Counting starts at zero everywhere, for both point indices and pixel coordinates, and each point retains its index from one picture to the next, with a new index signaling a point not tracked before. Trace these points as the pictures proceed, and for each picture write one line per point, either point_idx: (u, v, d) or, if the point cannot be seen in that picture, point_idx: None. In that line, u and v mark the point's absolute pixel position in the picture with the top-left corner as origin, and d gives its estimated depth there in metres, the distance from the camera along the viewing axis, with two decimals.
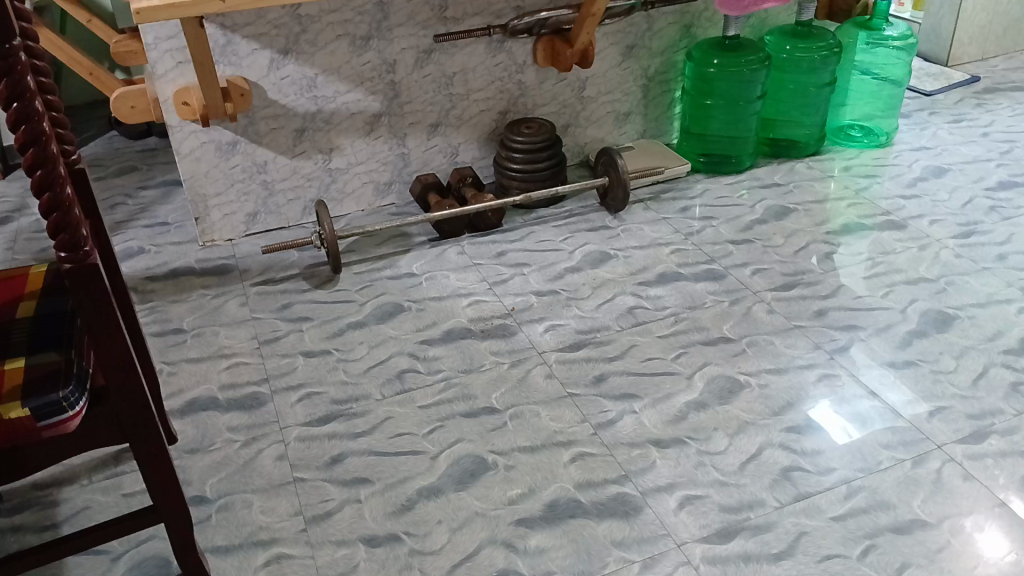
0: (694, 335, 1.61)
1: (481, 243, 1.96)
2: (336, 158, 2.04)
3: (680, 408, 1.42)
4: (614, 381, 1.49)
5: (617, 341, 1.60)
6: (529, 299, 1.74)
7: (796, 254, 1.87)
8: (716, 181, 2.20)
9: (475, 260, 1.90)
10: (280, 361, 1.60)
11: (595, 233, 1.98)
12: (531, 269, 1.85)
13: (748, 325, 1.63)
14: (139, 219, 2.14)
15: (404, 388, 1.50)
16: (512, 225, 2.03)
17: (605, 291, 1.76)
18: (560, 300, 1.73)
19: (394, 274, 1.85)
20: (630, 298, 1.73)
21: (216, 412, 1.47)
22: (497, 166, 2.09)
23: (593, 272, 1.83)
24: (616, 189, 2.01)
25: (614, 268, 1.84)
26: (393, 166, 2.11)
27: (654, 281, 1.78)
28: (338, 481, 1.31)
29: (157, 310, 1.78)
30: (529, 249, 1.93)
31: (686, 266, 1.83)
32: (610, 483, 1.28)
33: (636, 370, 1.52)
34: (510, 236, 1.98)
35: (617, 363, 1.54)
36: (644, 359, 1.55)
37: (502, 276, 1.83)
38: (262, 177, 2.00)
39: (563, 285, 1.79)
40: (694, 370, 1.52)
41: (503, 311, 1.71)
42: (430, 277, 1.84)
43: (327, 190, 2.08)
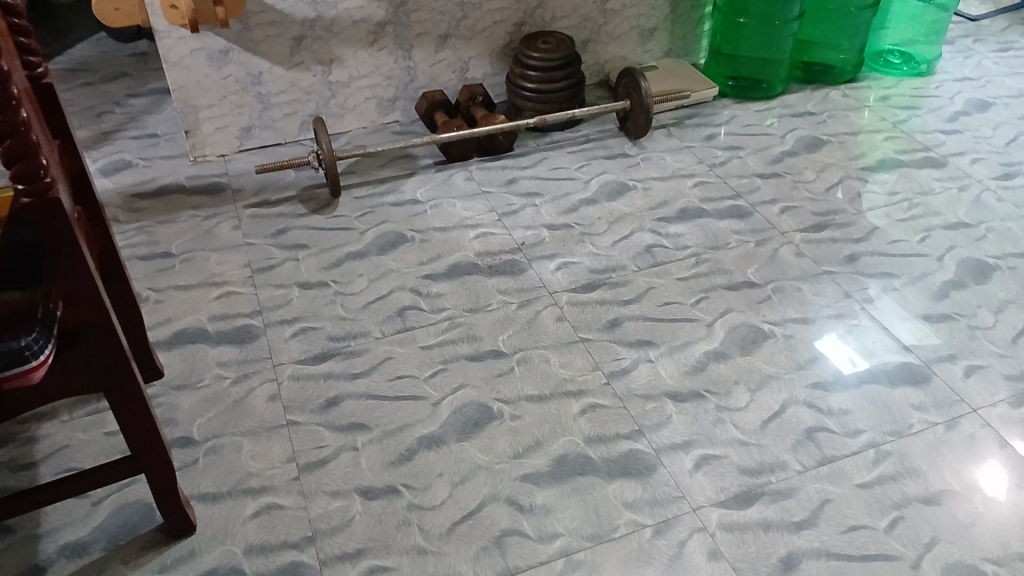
0: (716, 278, 1.51)
1: (491, 168, 1.85)
2: (337, 70, 1.91)
3: (699, 358, 1.34)
4: (629, 326, 1.40)
5: (634, 282, 1.50)
6: (540, 232, 1.64)
7: (828, 191, 1.74)
8: (743, 107, 2.05)
9: (484, 188, 1.78)
10: (273, 291, 1.50)
11: (612, 161, 1.85)
12: (544, 199, 1.74)
13: (774, 269, 1.53)
14: (128, 130, 2.02)
15: (405, 326, 1.42)
16: (524, 150, 1.91)
17: (622, 227, 1.64)
18: (573, 236, 1.63)
19: (397, 201, 1.74)
20: (648, 235, 1.62)
21: (205, 345, 1.39)
22: (511, 84, 1.96)
23: (609, 205, 1.71)
24: (638, 113, 1.87)
25: (633, 200, 1.72)
26: (398, 80, 1.98)
27: (675, 217, 1.67)
28: (333, 426, 1.23)
29: (144, 231, 1.67)
30: (542, 178, 1.81)
31: (710, 201, 1.71)
32: (622, 439, 1.20)
33: (653, 314, 1.42)
34: (522, 163, 1.86)
35: (632, 307, 1.44)
36: (661, 304, 1.45)
37: (512, 206, 1.72)
38: (257, 90, 1.86)
39: (577, 218, 1.68)
40: (717, 315, 1.42)
41: (512, 245, 1.60)
42: (436, 205, 1.73)
43: (328, 105, 1.95)
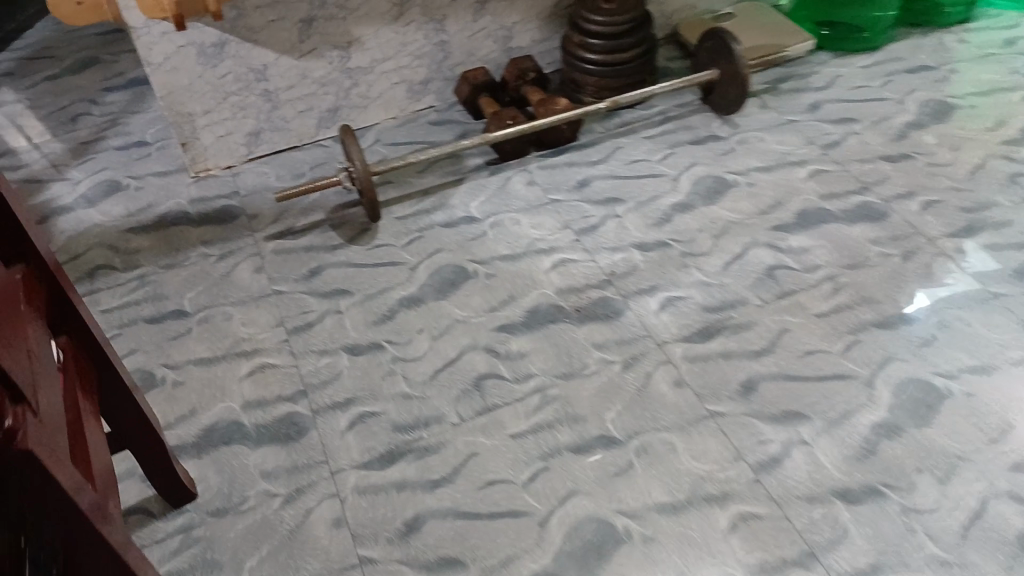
0: (861, 313, 1.22)
1: (555, 167, 1.53)
2: (356, 54, 1.56)
3: (866, 436, 1.06)
4: (767, 391, 1.13)
5: (762, 323, 1.22)
6: (631, 255, 1.34)
7: (971, 175, 1.43)
8: (847, 62, 1.70)
9: (551, 195, 1.47)
10: (316, 361, 1.22)
11: (702, 146, 1.53)
12: (628, 206, 1.43)
13: (931, 294, 1.23)
14: (111, 139, 1.69)
15: (486, 406, 1.14)
16: (591, 138, 1.58)
17: (730, 242, 1.34)
18: (672, 259, 1.33)
19: (448, 220, 1.44)
20: (766, 253, 1.32)
21: (243, 448, 1.11)
22: (567, 55, 1.61)
23: (710, 210, 1.40)
24: (730, 83, 1.53)
25: (737, 202, 1.41)
26: (430, 59, 1.64)
27: (794, 224, 1.36)
28: (420, 564, 0.97)
29: (147, 281, 1.37)
30: (620, 176, 1.49)
31: (832, 198, 1.40)
32: (791, 566, 0.94)
33: (792, 370, 1.15)
34: (591, 157, 1.54)
35: (763, 362, 1.16)
36: (802, 355, 1.17)
37: (590, 220, 1.42)
38: (262, 86, 1.53)
39: (673, 233, 1.37)
40: (878, 366, 1.14)
41: (600, 277, 1.31)
42: (496, 223, 1.43)
43: (348, 96, 1.62)
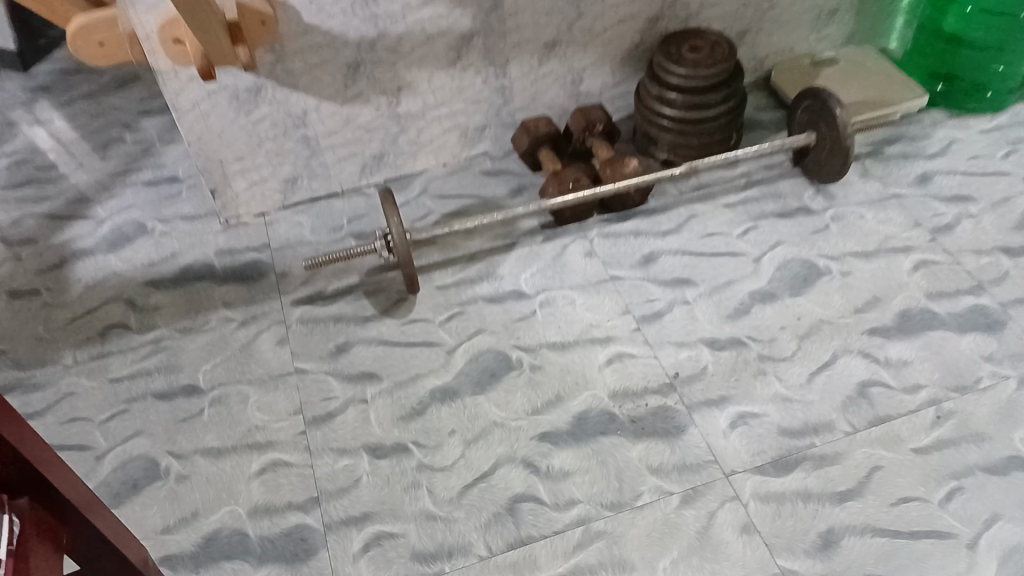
0: (968, 452, 1.03)
1: (618, 236, 1.36)
2: (407, 99, 1.42)
3: None
4: (851, 549, 0.96)
5: (851, 456, 1.04)
6: (700, 353, 1.17)
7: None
8: (964, 125, 1.48)
9: (610, 270, 1.30)
10: (333, 463, 1.08)
11: (787, 222, 1.35)
12: (699, 289, 1.26)
13: None
14: (144, 172, 1.59)
15: (518, 537, 0.99)
16: (662, 203, 1.40)
17: (817, 347, 1.16)
18: (746, 363, 1.15)
19: (493, 294, 1.29)
20: (861, 363, 1.14)
21: (244, 566, 0.99)
22: (642, 106, 1.44)
23: (793, 304, 1.22)
24: (830, 152, 1.32)
25: (828, 297, 1.23)
26: (489, 104, 1.48)
27: (894, 329, 1.17)
28: None
29: (162, 347, 1.26)
30: (693, 252, 1.32)
31: (939, 298, 1.21)
32: None
33: (883, 524, 0.97)
34: (660, 226, 1.36)
35: (847, 510, 0.99)
36: (895, 503, 0.99)
37: (654, 305, 1.24)
38: (301, 133, 1.40)
39: (749, 329, 1.20)
40: (984, 525, 0.96)
41: (661, 380, 1.14)
42: (547, 301, 1.27)
43: (396, 143, 1.48)
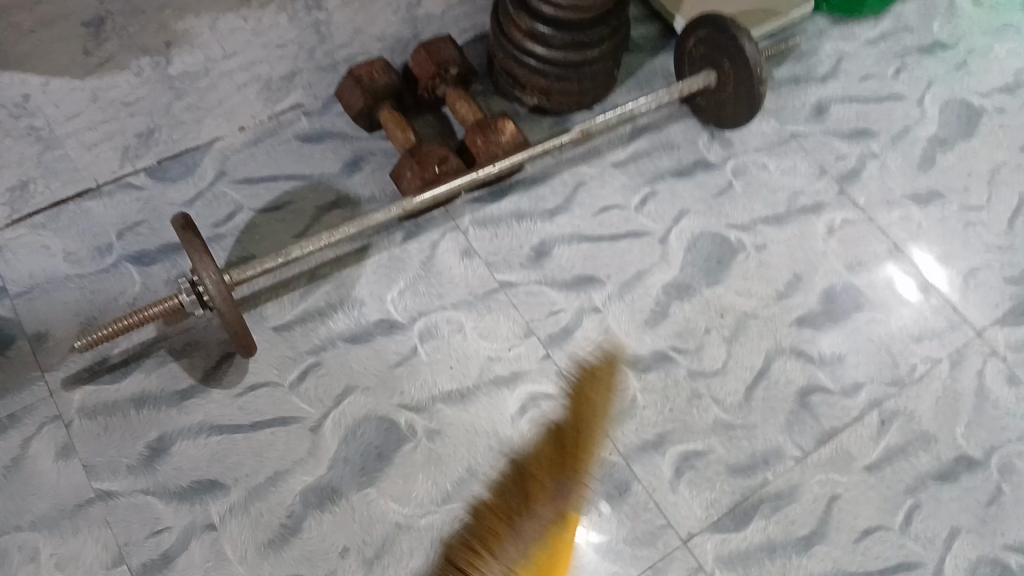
0: (918, 461, 0.96)
1: (497, 222, 1.08)
2: (183, 56, 0.98)
3: None
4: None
5: (807, 489, 0.93)
6: (626, 381, 0.98)
7: (1010, 225, 1.16)
8: (850, 34, 1.33)
9: (498, 274, 1.04)
10: None
11: (687, 183, 1.15)
12: (607, 290, 1.05)
13: (992, 423, 0.99)
14: None
15: None
16: (540, 169, 1.14)
17: (748, 350, 1.02)
18: (678, 385, 0.98)
19: (355, 329, 0.99)
20: (796, 365, 1.01)
21: None
22: (503, 41, 1.12)
23: (713, 294, 1.05)
24: (733, 98, 1.11)
25: (749, 282, 1.07)
26: (300, 46, 1.08)
27: (822, 317, 1.05)
28: None
29: None
30: (590, 237, 1.09)
31: (859, 269, 1.10)
32: None
33: (853, 568, 0.89)
34: (546, 203, 1.11)
35: (814, 557, 0.90)
36: (860, 537, 0.91)
37: (560, 318, 1.02)
38: (25, 124, 0.93)
39: (672, 336, 1.02)
40: (945, 546, 0.91)
41: (589, 426, 0.95)
42: (428, 330, 1.00)
43: (173, 113, 1.05)
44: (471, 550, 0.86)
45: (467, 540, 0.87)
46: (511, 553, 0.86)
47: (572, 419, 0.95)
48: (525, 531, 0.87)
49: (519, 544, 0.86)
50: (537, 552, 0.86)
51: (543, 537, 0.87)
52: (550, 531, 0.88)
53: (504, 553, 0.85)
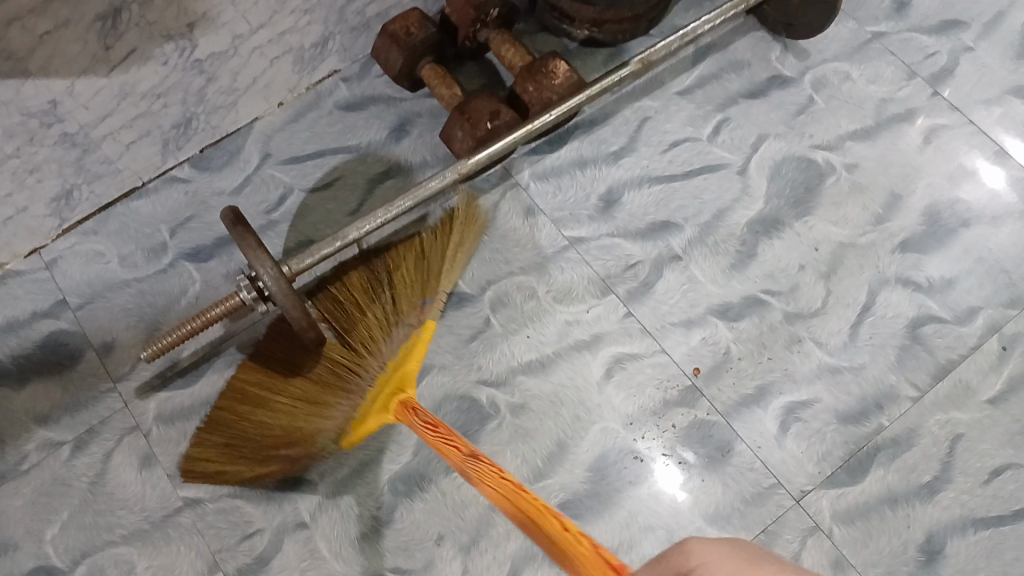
0: None
1: (560, 173, 1.00)
2: (209, 35, 0.90)
3: None
4: (957, 556, 0.83)
5: (926, 432, 0.87)
6: (717, 332, 0.91)
7: None
8: None
9: (568, 231, 0.97)
10: None
11: (764, 103, 1.03)
12: (686, 235, 0.96)
13: None
14: None
15: None
16: (600, 107, 1.03)
17: (849, 284, 0.93)
18: (775, 332, 0.91)
19: None
20: (902, 296, 0.93)
21: None
22: None
23: (806, 225, 0.96)
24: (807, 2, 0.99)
25: (842, 209, 0.97)
26: (328, 8, 0.99)
27: (927, 240, 0.96)
28: None
29: None
30: (662, 178, 1.00)
31: (965, 180, 0.99)
32: None
33: (983, 513, 0.85)
34: (610, 144, 1.02)
35: (938, 504, 0.85)
36: (986, 475, 0.86)
37: (637, 271, 0.95)
38: (57, 132, 0.88)
39: (764, 278, 0.93)
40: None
41: (681, 384, 0.89)
42: (499, 299, 0.94)
43: (205, 98, 0.98)
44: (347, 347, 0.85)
45: (303, 371, 0.85)
46: (397, 339, 0.86)
47: (437, 252, 0.91)
48: (394, 337, 0.86)
49: (380, 361, 0.85)
50: (366, 404, 0.85)
51: (407, 342, 0.86)
52: (411, 336, 0.87)
53: (381, 349, 0.85)
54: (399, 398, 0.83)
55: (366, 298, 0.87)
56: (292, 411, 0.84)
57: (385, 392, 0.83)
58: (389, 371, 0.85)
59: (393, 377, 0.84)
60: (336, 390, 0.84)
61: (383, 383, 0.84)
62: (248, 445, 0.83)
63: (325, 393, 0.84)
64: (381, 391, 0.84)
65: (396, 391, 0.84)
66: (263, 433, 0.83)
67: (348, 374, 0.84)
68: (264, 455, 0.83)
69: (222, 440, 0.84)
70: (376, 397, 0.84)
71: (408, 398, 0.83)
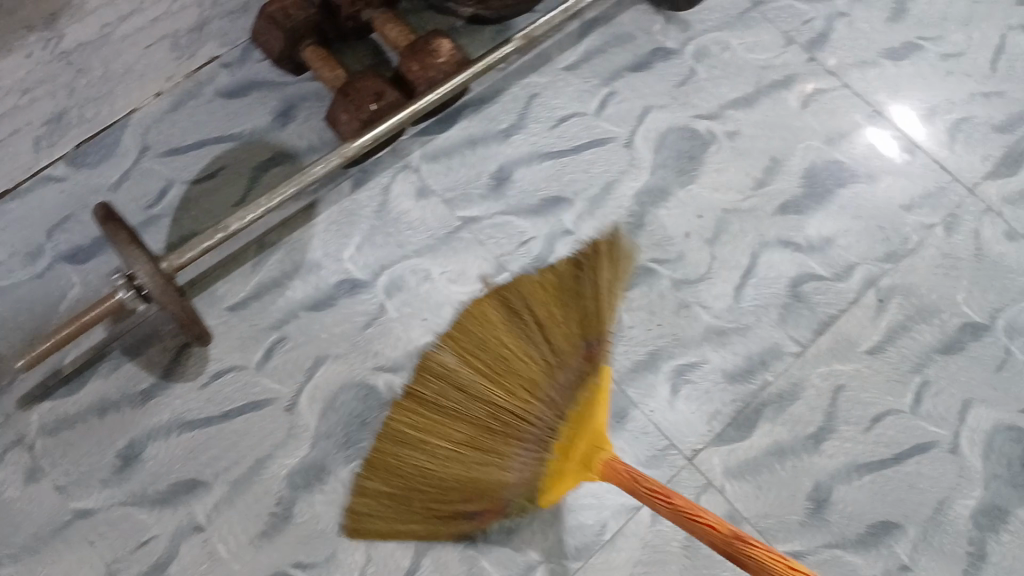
0: (922, 335, 0.94)
1: (450, 152, 0.99)
2: None
3: (971, 534, 0.87)
4: (842, 501, 0.87)
5: (808, 385, 0.92)
6: None
7: (994, 65, 1.08)
8: None
9: (461, 211, 0.97)
10: None
11: (649, 74, 1.05)
12: (576, 209, 0.98)
13: (991, 282, 0.97)
14: None
15: None
16: (488, 85, 1.03)
17: (732, 249, 0.97)
18: (663, 299, 0.94)
19: (317, 296, 0.92)
20: (784, 258, 0.96)
21: None
22: None
23: (691, 193, 0.99)
24: None
25: (726, 175, 1.00)
26: None
27: (808, 201, 0.99)
28: None
29: None
30: (551, 153, 1.00)
31: (843, 140, 1.03)
32: None
33: (867, 459, 0.89)
34: (499, 122, 1.01)
35: (823, 454, 0.89)
36: (870, 423, 0.90)
37: (531, 248, 0.96)
38: None
39: (652, 247, 0.96)
40: (958, 419, 0.91)
41: None
42: (394, 283, 0.93)
43: None
44: (512, 395, 0.77)
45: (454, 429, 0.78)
46: (567, 382, 0.77)
47: (596, 287, 0.83)
48: (561, 381, 0.77)
49: (553, 410, 0.76)
50: (550, 457, 0.76)
51: (582, 390, 0.77)
52: (588, 383, 0.77)
53: (550, 396, 0.76)
54: (598, 459, 0.75)
55: (522, 342, 0.79)
56: (487, 464, 0.77)
57: (574, 460, 0.76)
58: (571, 423, 0.76)
59: (583, 433, 0.76)
60: (510, 442, 0.77)
61: (570, 434, 0.76)
62: (415, 499, 0.79)
63: (506, 445, 0.77)
64: (575, 443, 0.76)
65: (593, 450, 0.76)
66: (444, 489, 0.78)
67: (519, 424, 0.77)
68: (436, 510, 0.79)
69: (383, 490, 0.81)
70: (555, 461, 0.76)
71: (607, 460, 0.75)
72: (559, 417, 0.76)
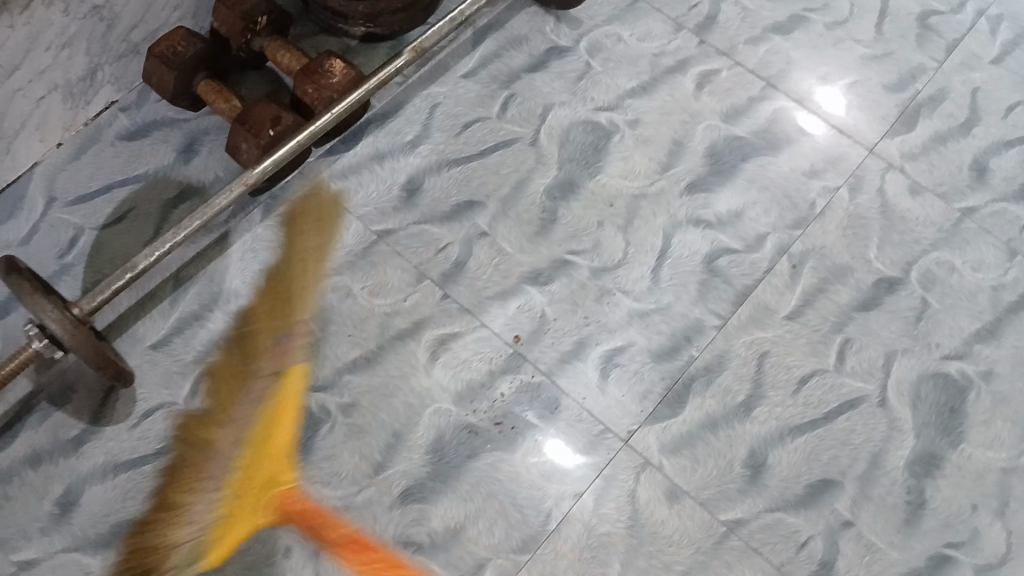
0: (838, 295, 0.97)
1: (360, 169, 1.01)
2: None
3: (907, 481, 0.89)
4: (780, 464, 0.89)
5: (734, 355, 0.93)
6: (531, 299, 0.95)
7: (876, 31, 1.12)
8: None
9: (376, 224, 0.98)
10: None
11: (548, 74, 1.07)
12: (490, 210, 0.99)
13: (897, 237, 1.00)
14: None
15: None
16: (390, 100, 1.05)
17: (645, 232, 0.99)
18: (584, 288, 0.95)
19: (241, 325, 0.92)
20: (697, 236, 0.99)
21: None
22: None
23: (600, 184, 1.01)
24: None
25: (632, 162, 1.03)
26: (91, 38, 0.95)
27: (714, 178, 1.02)
28: None
29: None
30: (460, 159, 1.02)
31: (741, 117, 1.06)
32: None
33: (799, 421, 0.91)
34: (406, 134, 1.03)
35: (756, 420, 0.91)
36: (798, 385, 0.92)
37: (449, 253, 0.97)
38: None
39: (567, 240, 0.98)
40: (882, 372, 0.93)
41: (503, 353, 0.92)
42: (316, 304, 0.93)
43: None
44: (206, 424, 0.87)
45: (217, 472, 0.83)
46: (256, 393, 0.88)
47: (296, 251, 0.96)
48: (252, 393, 0.88)
49: (238, 431, 0.87)
50: (225, 496, 0.84)
51: (267, 399, 0.88)
52: (273, 393, 0.88)
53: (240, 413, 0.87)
54: (271, 492, 0.85)
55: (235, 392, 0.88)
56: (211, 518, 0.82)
57: (250, 496, 0.84)
58: (255, 439, 0.86)
59: (266, 449, 0.86)
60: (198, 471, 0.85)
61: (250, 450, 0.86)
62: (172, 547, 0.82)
63: (192, 476, 0.84)
64: (260, 466, 0.85)
65: (273, 474, 0.85)
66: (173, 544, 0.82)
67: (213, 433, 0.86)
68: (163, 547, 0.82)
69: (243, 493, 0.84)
70: (238, 478, 0.85)
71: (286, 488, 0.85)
72: (234, 455, 0.86)
